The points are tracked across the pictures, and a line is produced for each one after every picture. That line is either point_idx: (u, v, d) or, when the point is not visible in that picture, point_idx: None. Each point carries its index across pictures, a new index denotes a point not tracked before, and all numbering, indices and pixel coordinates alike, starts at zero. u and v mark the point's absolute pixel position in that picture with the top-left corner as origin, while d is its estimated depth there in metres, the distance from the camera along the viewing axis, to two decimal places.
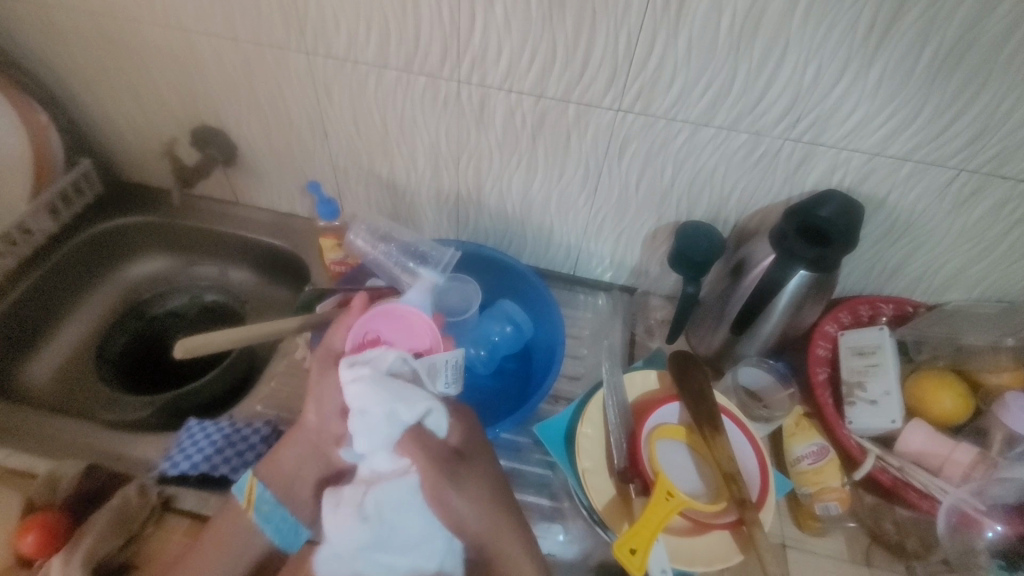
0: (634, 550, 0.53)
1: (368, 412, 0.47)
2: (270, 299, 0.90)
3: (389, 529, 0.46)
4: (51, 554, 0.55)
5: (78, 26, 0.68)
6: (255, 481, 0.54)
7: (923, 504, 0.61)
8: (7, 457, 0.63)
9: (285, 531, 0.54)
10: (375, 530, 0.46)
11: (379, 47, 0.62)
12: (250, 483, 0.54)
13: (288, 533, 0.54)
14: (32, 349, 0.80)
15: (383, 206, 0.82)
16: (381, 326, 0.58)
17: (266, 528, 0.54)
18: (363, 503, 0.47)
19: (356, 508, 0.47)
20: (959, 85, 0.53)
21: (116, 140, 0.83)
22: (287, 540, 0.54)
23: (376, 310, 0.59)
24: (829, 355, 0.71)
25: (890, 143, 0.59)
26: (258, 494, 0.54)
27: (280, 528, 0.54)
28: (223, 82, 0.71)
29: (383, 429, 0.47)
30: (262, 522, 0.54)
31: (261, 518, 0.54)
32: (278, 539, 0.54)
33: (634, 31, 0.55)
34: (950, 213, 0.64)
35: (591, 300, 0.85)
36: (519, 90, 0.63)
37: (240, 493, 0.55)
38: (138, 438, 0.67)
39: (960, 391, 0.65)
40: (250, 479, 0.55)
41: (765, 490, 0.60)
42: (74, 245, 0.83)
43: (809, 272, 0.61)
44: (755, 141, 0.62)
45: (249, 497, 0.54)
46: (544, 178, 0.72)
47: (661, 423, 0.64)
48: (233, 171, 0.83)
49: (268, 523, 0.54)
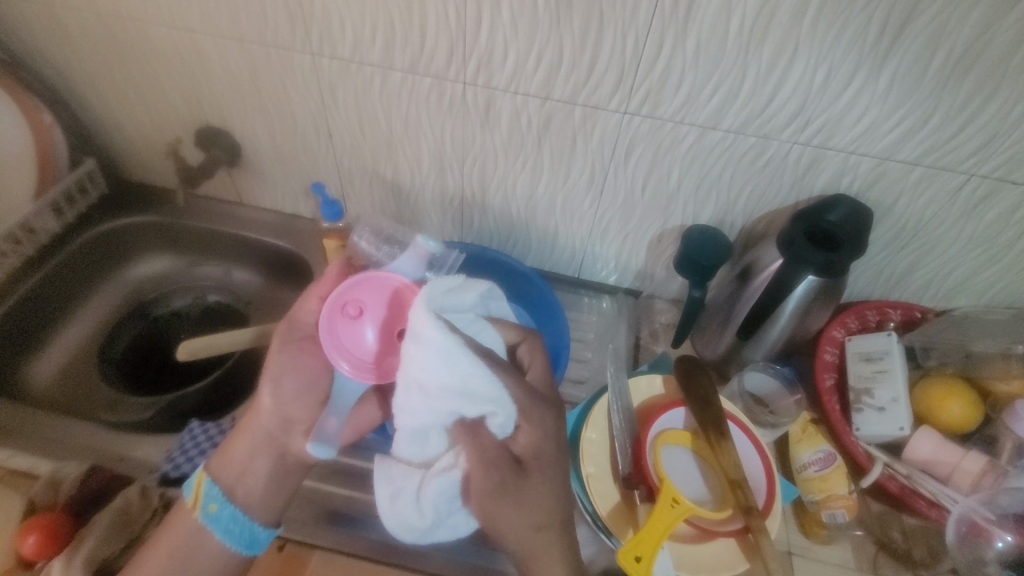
0: (639, 557, 0.52)
1: (427, 395, 0.46)
2: (274, 300, 0.90)
3: (426, 523, 0.48)
4: (53, 556, 0.55)
5: (84, 26, 0.68)
6: (203, 478, 0.54)
7: (931, 513, 0.60)
8: (9, 458, 0.63)
9: (237, 533, 0.53)
10: (399, 496, 0.49)
11: (384, 49, 0.62)
12: (198, 479, 0.54)
13: (239, 534, 0.53)
14: (36, 349, 0.80)
15: (388, 207, 0.82)
16: (364, 296, 0.54)
17: (215, 528, 0.53)
18: (408, 491, 0.49)
19: (397, 497, 0.49)
20: (971, 88, 0.52)
21: (121, 140, 0.83)
22: (239, 541, 0.53)
23: (357, 280, 0.54)
24: (837, 360, 0.70)
25: (901, 147, 0.58)
26: (205, 491, 0.54)
27: (229, 529, 0.53)
28: (227, 82, 0.71)
29: (431, 410, 0.47)
30: (208, 521, 0.53)
31: (209, 519, 0.53)
32: (229, 541, 0.53)
33: (643, 33, 0.55)
34: (960, 218, 0.63)
35: (596, 303, 0.84)
36: (526, 91, 0.62)
37: (188, 491, 0.55)
38: (140, 439, 0.67)
39: (969, 399, 0.64)
40: (198, 474, 0.55)
41: (771, 498, 0.59)
42: (78, 245, 0.83)
43: (817, 277, 0.60)
44: (764, 145, 0.61)
45: (194, 494, 0.54)
46: (550, 180, 0.71)
47: (666, 428, 0.63)
48: (237, 171, 0.82)
49: (217, 524, 0.53)
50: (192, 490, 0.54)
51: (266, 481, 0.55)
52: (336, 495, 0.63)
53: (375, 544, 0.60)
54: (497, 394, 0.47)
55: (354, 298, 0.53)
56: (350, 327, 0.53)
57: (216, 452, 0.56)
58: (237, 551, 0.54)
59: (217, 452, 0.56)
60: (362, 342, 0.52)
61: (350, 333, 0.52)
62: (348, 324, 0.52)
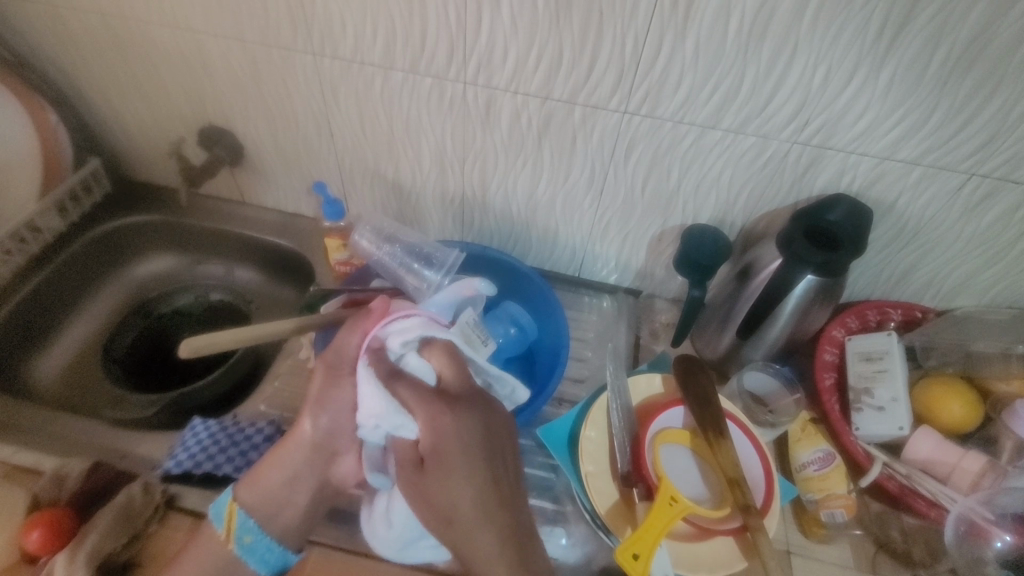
0: (637, 555, 0.53)
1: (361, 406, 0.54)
2: (276, 299, 0.91)
3: (392, 539, 0.52)
4: (56, 551, 0.55)
5: (87, 26, 0.69)
6: (236, 510, 0.55)
7: (930, 512, 0.60)
8: (14, 453, 0.63)
9: (266, 559, 0.55)
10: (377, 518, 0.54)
11: (385, 49, 0.62)
12: (231, 510, 0.55)
13: (272, 562, 0.55)
14: (41, 347, 0.81)
15: (389, 207, 0.82)
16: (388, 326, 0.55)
17: (246, 556, 0.55)
18: (379, 512, 0.54)
19: (373, 518, 0.54)
20: (973, 86, 0.52)
21: (124, 139, 0.83)
22: (269, 565, 0.55)
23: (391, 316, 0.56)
24: (837, 360, 0.70)
25: (901, 147, 0.58)
26: (238, 524, 0.54)
27: (263, 558, 0.55)
28: (229, 82, 0.71)
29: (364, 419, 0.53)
30: (243, 552, 0.55)
31: (243, 550, 0.55)
32: (260, 568, 0.55)
33: (642, 32, 0.55)
34: (961, 218, 0.63)
35: (596, 302, 0.84)
36: (527, 91, 0.63)
37: (219, 521, 0.55)
38: (143, 436, 0.68)
39: (969, 399, 0.64)
40: (229, 505, 0.55)
41: (770, 497, 0.59)
42: (83, 244, 0.84)
43: (816, 276, 0.60)
44: (763, 144, 0.61)
45: (226, 525, 0.55)
46: (550, 180, 0.72)
47: (666, 426, 0.63)
48: (240, 171, 0.83)
49: (252, 554, 0.55)
50: (222, 520, 0.55)
51: (261, 477, 0.56)
52: None
53: None
54: (384, 409, 0.49)
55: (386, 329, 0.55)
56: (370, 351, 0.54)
57: (247, 477, 0.57)
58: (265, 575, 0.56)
59: (248, 477, 0.57)
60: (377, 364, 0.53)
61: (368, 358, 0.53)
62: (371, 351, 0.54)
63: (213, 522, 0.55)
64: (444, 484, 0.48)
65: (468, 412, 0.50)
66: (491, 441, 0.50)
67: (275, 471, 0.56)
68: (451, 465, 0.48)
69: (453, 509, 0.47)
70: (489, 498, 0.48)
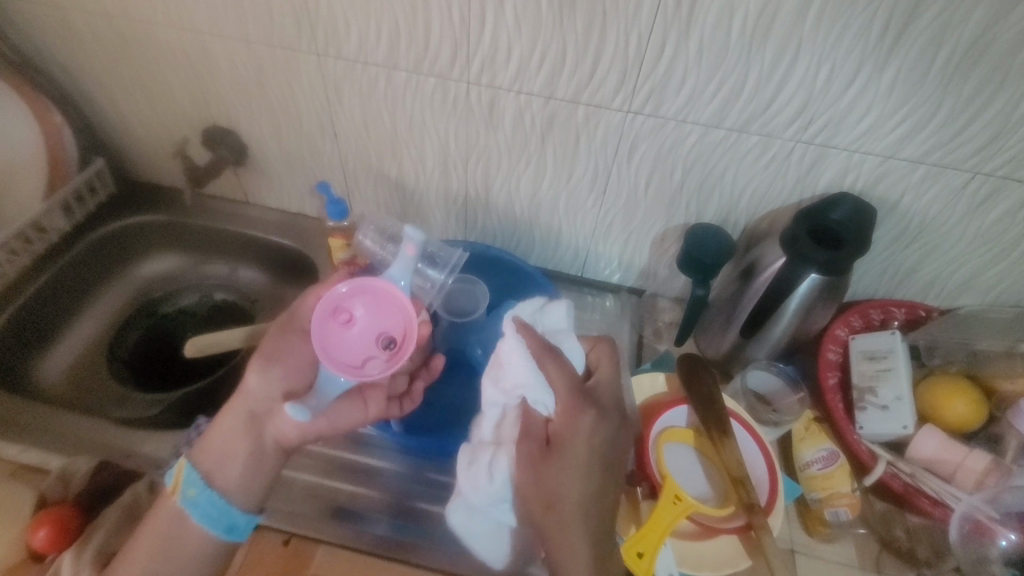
0: (642, 553, 0.53)
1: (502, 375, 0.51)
2: (280, 298, 0.91)
3: (485, 494, 0.49)
4: (63, 548, 0.56)
5: (93, 27, 0.69)
6: (182, 464, 0.53)
7: (935, 511, 0.60)
8: (21, 453, 0.64)
9: (214, 517, 0.52)
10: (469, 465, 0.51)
11: (388, 49, 0.63)
12: (178, 466, 0.53)
13: (219, 520, 0.52)
14: (47, 347, 0.81)
15: (392, 206, 0.82)
16: (356, 300, 0.53)
17: (190, 509, 0.52)
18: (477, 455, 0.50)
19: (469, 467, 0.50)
20: (977, 84, 0.52)
21: (129, 140, 0.84)
22: (212, 522, 0.52)
23: (359, 283, 0.54)
24: (840, 359, 0.70)
25: (904, 146, 0.58)
26: (184, 478, 0.52)
27: (208, 514, 0.52)
28: (233, 82, 0.71)
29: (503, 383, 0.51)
30: (188, 505, 0.52)
31: (188, 503, 0.52)
32: (208, 527, 0.52)
33: (645, 33, 0.55)
34: (964, 217, 0.63)
35: (599, 301, 0.84)
36: (529, 90, 0.63)
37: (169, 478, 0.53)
38: (148, 435, 0.68)
39: (973, 397, 0.64)
40: (177, 461, 0.53)
41: (774, 495, 0.59)
42: (87, 244, 0.84)
43: (820, 275, 0.60)
44: (766, 143, 0.61)
45: (174, 480, 0.53)
46: (553, 179, 0.72)
47: (669, 425, 0.63)
48: (244, 171, 0.83)
49: (196, 509, 0.52)
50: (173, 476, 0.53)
51: (215, 439, 0.54)
52: (341, 490, 0.64)
53: (380, 539, 0.61)
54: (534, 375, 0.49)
55: (344, 299, 0.53)
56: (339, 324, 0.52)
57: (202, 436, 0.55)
58: (215, 535, 0.52)
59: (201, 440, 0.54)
60: (354, 344, 0.53)
61: (337, 338, 0.52)
62: (339, 328, 0.52)
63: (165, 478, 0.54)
64: (558, 476, 0.47)
65: (603, 414, 0.49)
66: (614, 444, 0.49)
67: (224, 426, 0.54)
68: (574, 458, 0.47)
69: (560, 493, 0.47)
70: (593, 496, 0.48)
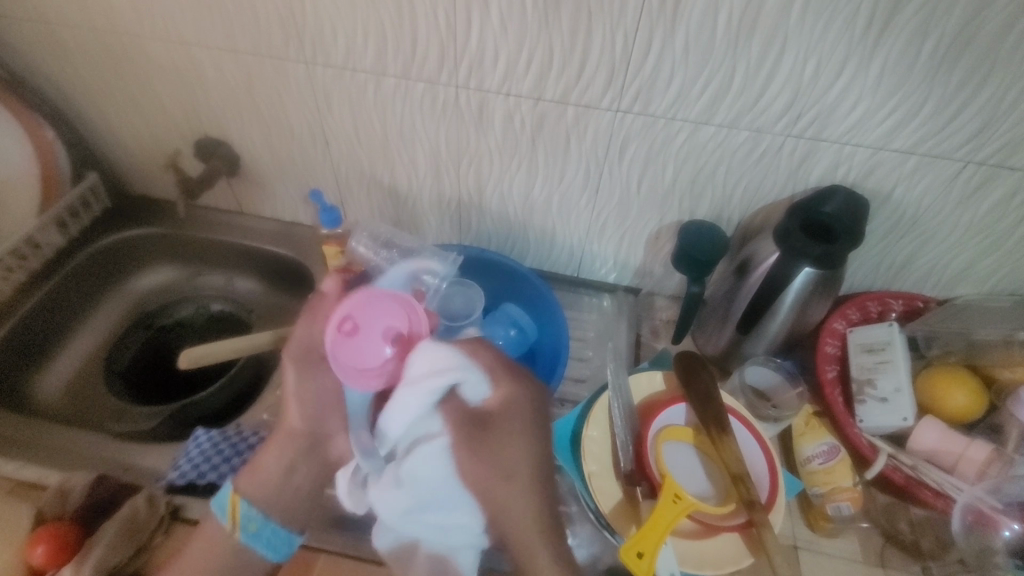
0: (642, 554, 0.52)
1: (413, 385, 0.48)
2: (279, 308, 0.91)
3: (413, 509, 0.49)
4: (61, 565, 0.55)
5: (82, 42, 0.69)
6: (238, 501, 0.52)
7: (937, 503, 0.60)
8: (20, 469, 0.64)
9: (275, 545, 0.53)
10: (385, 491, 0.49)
11: (376, 56, 0.63)
12: (231, 501, 0.52)
13: (280, 547, 0.53)
14: (45, 364, 0.81)
15: (385, 212, 0.82)
16: (359, 311, 0.51)
17: (252, 542, 0.52)
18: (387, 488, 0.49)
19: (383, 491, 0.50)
20: (964, 73, 0.52)
21: (123, 155, 0.84)
22: (278, 549, 0.53)
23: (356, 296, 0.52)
24: (839, 353, 0.70)
25: (895, 136, 0.58)
26: (241, 513, 0.51)
27: (270, 543, 0.52)
28: (223, 93, 0.72)
29: (420, 396, 0.48)
30: (249, 539, 0.52)
31: (249, 537, 0.52)
32: (270, 555, 0.53)
33: (631, 31, 0.55)
34: (958, 206, 0.62)
35: (596, 301, 0.84)
36: (518, 92, 0.63)
37: (222, 514, 0.52)
38: (147, 448, 0.68)
39: (973, 387, 0.64)
40: (231, 497, 0.52)
41: (775, 491, 0.59)
42: (84, 259, 0.84)
43: (814, 268, 0.60)
44: (757, 139, 0.61)
45: (231, 517, 0.52)
46: (545, 180, 0.72)
47: (668, 424, 0.63)
48: (237, 181, 0.83)
49: (258, 541, 0.52)
50: (225, 511, 0.52)
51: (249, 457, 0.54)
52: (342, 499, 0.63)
53: None
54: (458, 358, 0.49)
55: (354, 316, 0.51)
56: (353, 344, 0.50)
57: (245, 469, 0.54)
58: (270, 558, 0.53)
59: (247, 467, 0.54)
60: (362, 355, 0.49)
61: (349, 350, 0.49)
62: (346, 341, 0.49)
63: (215, 516, 0.53)
64: (497, 450, 0.50)
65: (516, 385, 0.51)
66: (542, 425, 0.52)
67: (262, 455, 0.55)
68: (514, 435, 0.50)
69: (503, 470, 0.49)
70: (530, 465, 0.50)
